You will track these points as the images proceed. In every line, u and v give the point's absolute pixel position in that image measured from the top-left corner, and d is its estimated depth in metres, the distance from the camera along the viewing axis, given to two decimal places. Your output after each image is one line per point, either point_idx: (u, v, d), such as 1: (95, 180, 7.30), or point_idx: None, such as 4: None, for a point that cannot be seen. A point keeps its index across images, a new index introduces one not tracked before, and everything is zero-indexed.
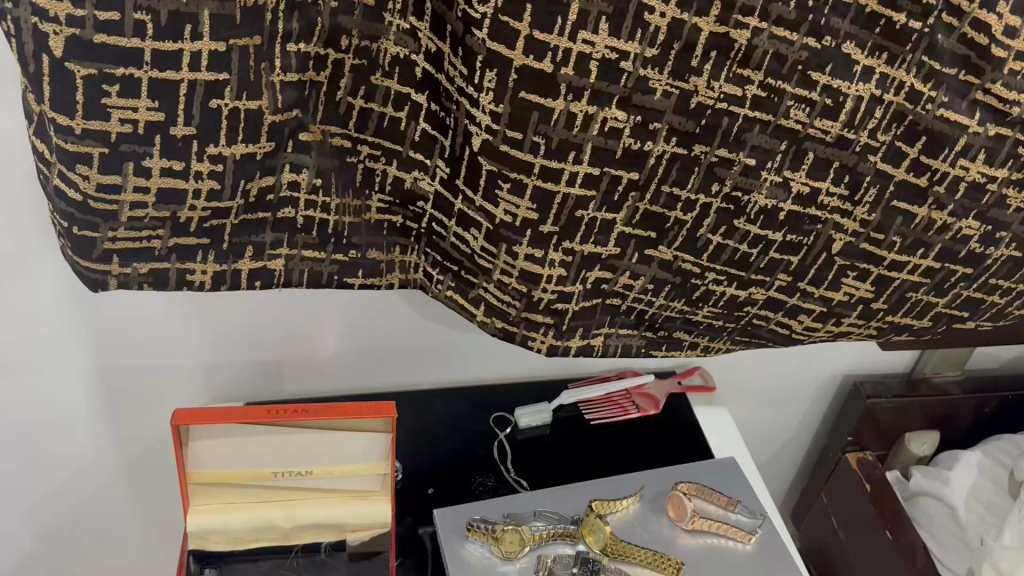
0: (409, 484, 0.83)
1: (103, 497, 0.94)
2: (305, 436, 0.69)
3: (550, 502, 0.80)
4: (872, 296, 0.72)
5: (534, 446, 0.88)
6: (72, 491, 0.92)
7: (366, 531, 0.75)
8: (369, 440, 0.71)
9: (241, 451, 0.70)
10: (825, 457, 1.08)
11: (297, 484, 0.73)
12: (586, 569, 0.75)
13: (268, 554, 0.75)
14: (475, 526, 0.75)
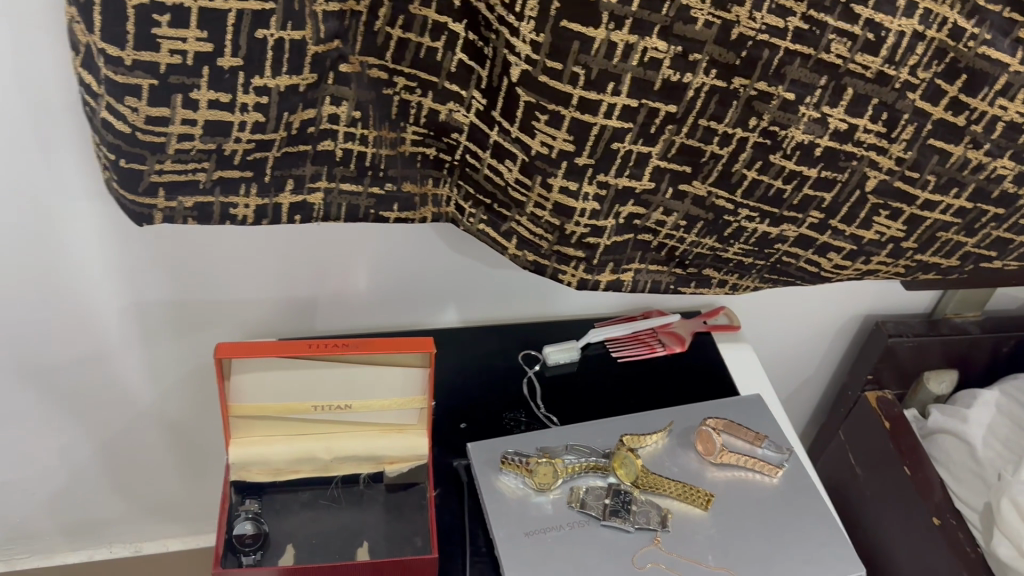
0: (442, 419, 0.84)
1: (136, 433, 0.96)
2: (344, 370, 0.71)
3: (581, 436, 0.82)
4: (903, 236, 0.73)
5: (562, 382, 0.89)
6: (106, 427, 0.94)
7: (403, 463, 0.77)
8: (408, 373, 0.72)
9: (284, 383, 0.71)
10: (846, 394, 1.11)
11: (335, 418, 0.74)
12: (618, 500, 0.76)
13: (307, 486, 0.77)
14: (510, 459, 0.78)
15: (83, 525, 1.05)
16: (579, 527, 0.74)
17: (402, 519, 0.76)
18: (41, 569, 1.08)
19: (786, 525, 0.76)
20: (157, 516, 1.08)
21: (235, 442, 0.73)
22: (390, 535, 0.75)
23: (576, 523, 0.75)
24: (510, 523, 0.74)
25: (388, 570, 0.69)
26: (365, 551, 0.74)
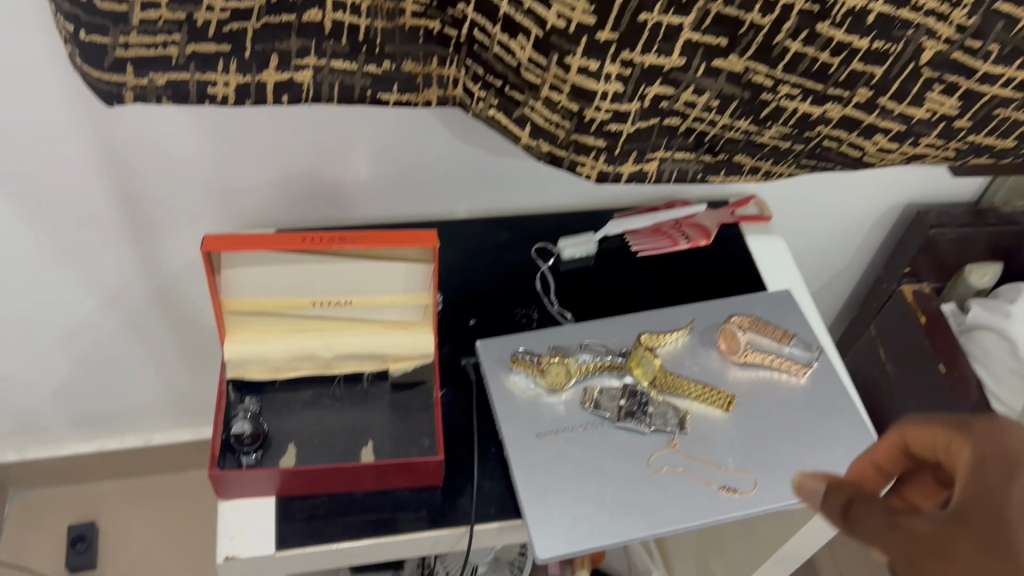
0: (451, 315, 0.80)
1: (134, 325, 0.93)
2: (344, 264, 0.67)
3: (597, 334, 0.77)
4: (956, 114, 0.65)
5: (578, 277, 0.84)
6: (103, 317, 0.91)
7: (408, 361, 0.73)
8: (410, 270, 0.68)
9: (279, 280, 0.67)
10: (880, 287, 1.06)
11: (336, 315, 0.71)
12: (634, 401, 0.72)
13: (309, 383, 0.73)
14: (520, 358, 0.74)
15: (91, 416, 1.04)
16: (593, 429, 0.71)
17: (409, 419, 0.72)
18: (52, 458, 1.07)
19: (813, 427, 0.72)
20: (165, 409, 1.07)
21: (230, 338, 0.70)
22: (396, 434, 0.72)
23: (590, 425, 0.72)
24: (521, 425, 0.71)
25: (393, 472, 0.67)
26: (370, 450, 0.70)
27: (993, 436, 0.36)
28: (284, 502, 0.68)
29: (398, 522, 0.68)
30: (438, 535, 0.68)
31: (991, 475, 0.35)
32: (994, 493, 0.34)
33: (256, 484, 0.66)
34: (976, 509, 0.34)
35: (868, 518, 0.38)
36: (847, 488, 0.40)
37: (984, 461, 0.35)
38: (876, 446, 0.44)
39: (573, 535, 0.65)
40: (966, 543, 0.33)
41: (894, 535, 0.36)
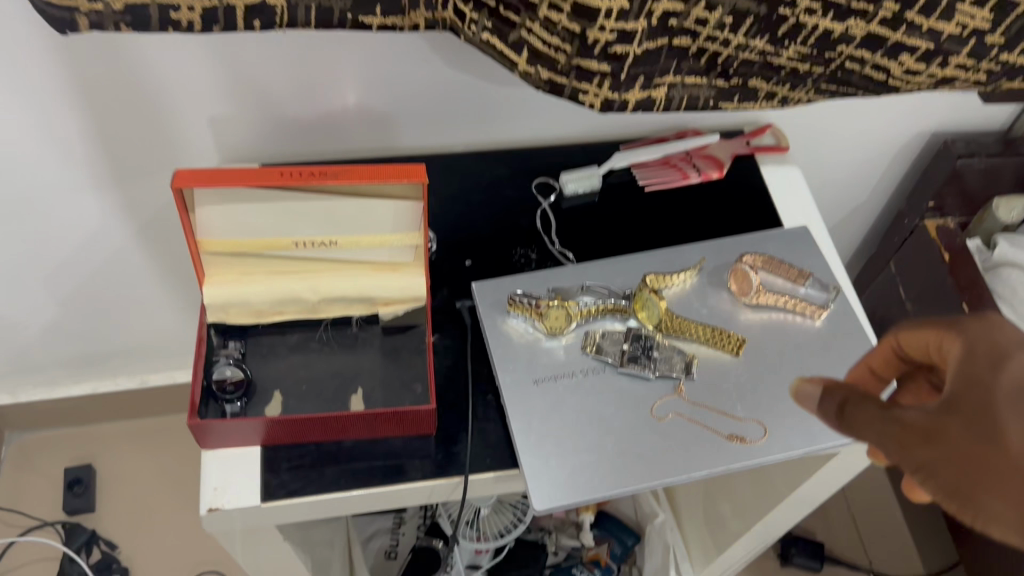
0: (445, 255, 0.76)
1: (120, 265, 0.90)
2: (326, 203, 0.62)
3: (599, 275, 0.73)
4: (988, 27, 0.58)
5: (581, 214, 0.79)
6: (87, 258, 0.88)
7: (399, 305, 0.69)
8: (398, 208, 0.63)
9: (258, 219, 0.63)
10: (901, 223, 1.01)
11: (321, 256, 0.66)
12: (638, 346, 0.68)
13: (295, 328, 0.70)
14: (516, 300, 0.69)
15: (82, 358, 1.01)
16: (593, 374, 0.68)
17: (400, 365, 0.69)
18: (46, 400, 1.05)
19: (830, 372, 0.68)
20: (159, 350, 1.04)
21: (209, 281, 0.66)
22: (387, 380, 0.68)
23: (590, 370, 0.68)
24: (518, 371, 0.68)
25: (383, 421, 0.63)
26: (359, 398, 0.67)
27: (988, 330, 0.36)
28: (269, 451, 0.65)
29: (389, 471, 0.65)
30: (431, 485, 0.64)
31: (986, 365, 0.34)
32: (989, 380, 0.34)
33: (240, 433, 0.63)
34: (973, 396, 0.33)
35: (856, 413, 0.36)
36: (841, 387, 0.39)
37: (977, 356, 0.35)
38: (875, 357, 0.45)
39: (572, 486, 0.62)
40: (963, 429, 0.33)
41: (885, 427, 0.35)
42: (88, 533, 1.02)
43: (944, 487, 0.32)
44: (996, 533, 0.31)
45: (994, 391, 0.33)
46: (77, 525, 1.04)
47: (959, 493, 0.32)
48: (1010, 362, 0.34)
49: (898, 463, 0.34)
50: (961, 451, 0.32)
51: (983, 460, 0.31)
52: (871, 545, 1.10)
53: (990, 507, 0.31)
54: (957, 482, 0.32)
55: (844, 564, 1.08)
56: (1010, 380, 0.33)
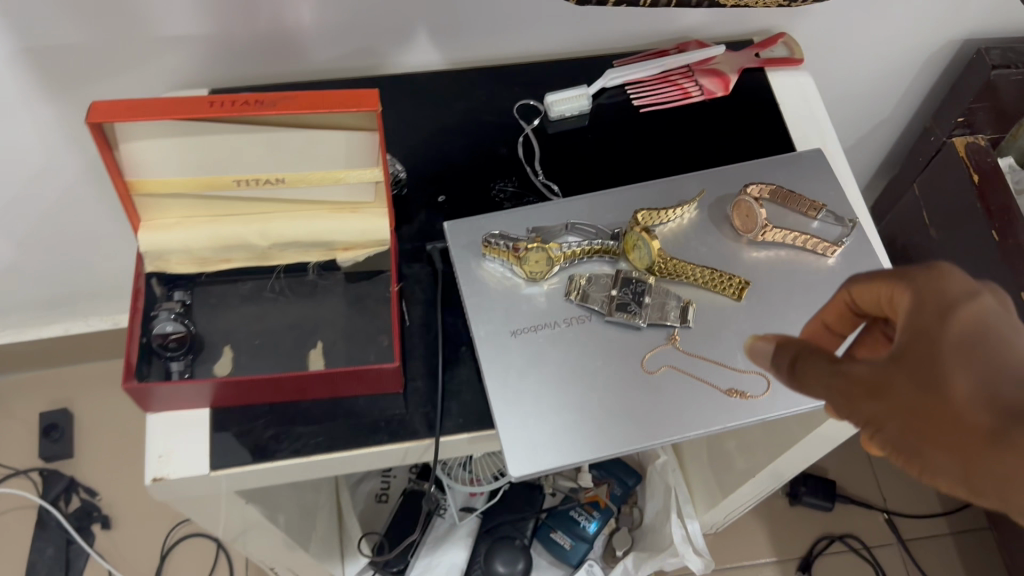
0: (415, 191, 0.69)
1: (75, 201, 0.82)
2: (270, 135, 0.54)
3: (586, 211, 0.65)
4: None
5: (568, 140, 0.71)
6: (35, 195, 0.80)
7: (360, 249, 0.62)
8: (352, 140, 0.55)
9: (194, 156, 0.55)
10: (926, 141, 0.91)
11: (269, 196, 0.59)
12: (628, 291, 0.61)
13: (248, 274, 0.63)
14: (491, 243, 0.62)
15: (47, 299, 0.95)
16: (577, 323, 0.61)
17: (364, 314, 0.62)
18: (14, 344, 1.00)
19: None
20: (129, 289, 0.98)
21: (145, 226, 0.59)
22: (350, 332, 0.61)
23: (574, 319, 0.61)
24: (494, 320, 0.61)
25: (342, 380, 0.57)
26: (319, 352, 0.61)
27: (932, 281, 0.39)
28: (222, 413, 0.59)
29: (353, 433, 0.59)
30: (399, 448, 0.59)
31: (927, 317, 0.37)
32: (931, 331, 0.36)
33: (185, 398, 0.57)
34: (914, 348, 0.36)
35: (809, 373, 0.40)
36: (794, 344, 0.43)
37: (926, 304, 0.38)
38: (830, 315, 0.48)
39: (553, 451, 0.56)
40: (902, 382, 0.36)
41: (835, 381, 0.39)
42: (66, 480, 0.99)
43: (891, 436, 0.36)
44: (934, 477, 0.35)
45: (932, 343, 0.36)
46: (55, 471, 1.00)
47: (903, 443, 0.36)
48: (948, 313, 0.36)
49: (847, 416, 0.38)
50: (902, 404, 0.36)
51: (920, 412, 0.35)
52: (885, 483, 1.05)
53: (927, 457, 0.35)
54: (900, 432, 0.36)
55: (856, 503, 1.03)
56: (949, 331, 0.36)
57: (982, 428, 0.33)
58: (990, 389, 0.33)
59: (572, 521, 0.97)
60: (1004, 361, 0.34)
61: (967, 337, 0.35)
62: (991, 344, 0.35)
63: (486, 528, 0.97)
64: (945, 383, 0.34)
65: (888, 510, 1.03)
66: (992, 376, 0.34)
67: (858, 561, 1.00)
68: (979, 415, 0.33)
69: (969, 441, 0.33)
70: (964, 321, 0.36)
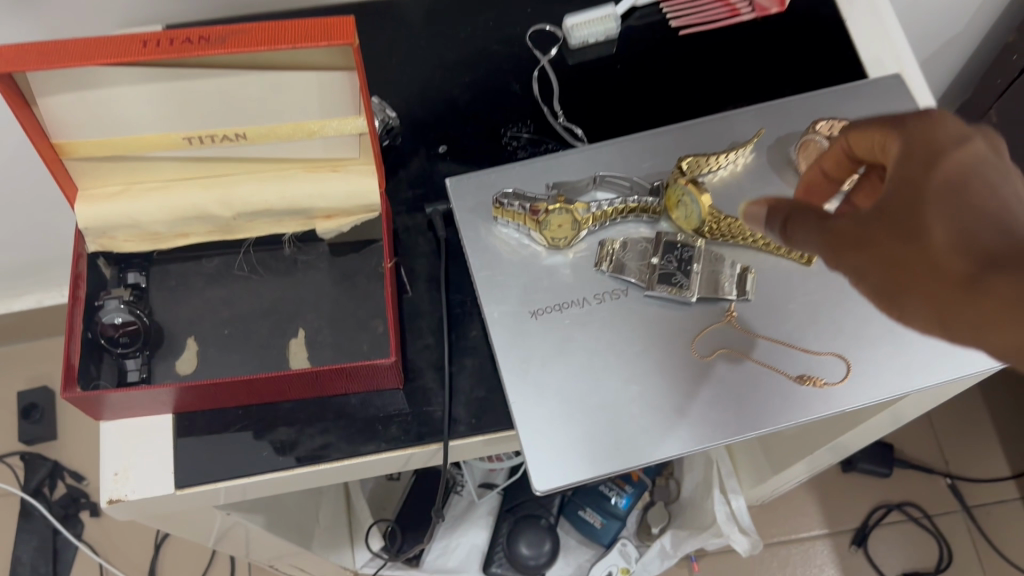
0: (412, 141, 0.58)
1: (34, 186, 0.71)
2: (223, 82, 0.43)
3: (617, 159, 0.54)
4: None
5: (594, 72, 0.59)
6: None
7: (344, 218, 0.51)
8: (326, 86, 0.44)
9: (128, 111, 0.44)
10: (1009, 58, 0.78)
11: (230, 156, 0.48)
12: (672, 258, 0.50)
13: (214, 250, 0.53)
14: (503, 205, 0.51)
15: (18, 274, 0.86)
16: (611, 300, 0.50)
17: (354, 294, 0.52)
18: None
19: None
20: None
21: (82, 198, 0.49)
22: (336, 317, 0.51)
23: (608, 294, 0.50)
24: (509, 299, 0.50)
25: (328, 380, 0.47)
26: (301, 343, 0.51)
27: (924, 130, 0.38)
28: (187, 418, 0.49)
29: (345, 438, 0.49)
30: (401, 454, 0.49)
31: (914, 164, 0.37)
32: (917, 180, 0.36)
33: (144, 404, 0.47)
34: (899, 200, 0.36)
35: (796, 229, 0.41)
36: (785, 205, 0.42)
37: (913, 155, 0.37)
38: (829, 160, 0.46)
39: (588, 459, 0.46)
40: (885, 228, 0.36)
41: (821, 234, 0.39)
42: (50, 465, 0.92)
43: (873, 284, 0.37)
44: (912, 322, 0.36)
45: (916, 190, 0.36)
46: (36, 455, 0.92)
47: (881, 289, 0.37)
48: (934, 160, 0.36)
49: (834, 268, 0.39)
50: (883, 252, 0.36)
51: (900, 262, 0.35)
52: (946, 444, 0.95)
53: (905, 303, 0.36)
54: (880, 279, 0.36)
55: (914, 467, 0.93)
56: (934, 177, 0.35)
57: (957, 273, 0.33)
58: (966, 234, 0.33)
59: (602, 496, 0.88)
60: (982, 200, 0.33)
61: (950, 184, 0.34)
62: (970, 184, 0.34)
63: (507, 507, 0.87)
64: (926, 231, 0.34)
65: (951, 475, 0.93)
66: (971, 224, 0.33)
67: (916, 531, 0.91)
68: (955, 260, 0.33)
69: (946, 284, 0.33)
70: (949, 168, 0.35)
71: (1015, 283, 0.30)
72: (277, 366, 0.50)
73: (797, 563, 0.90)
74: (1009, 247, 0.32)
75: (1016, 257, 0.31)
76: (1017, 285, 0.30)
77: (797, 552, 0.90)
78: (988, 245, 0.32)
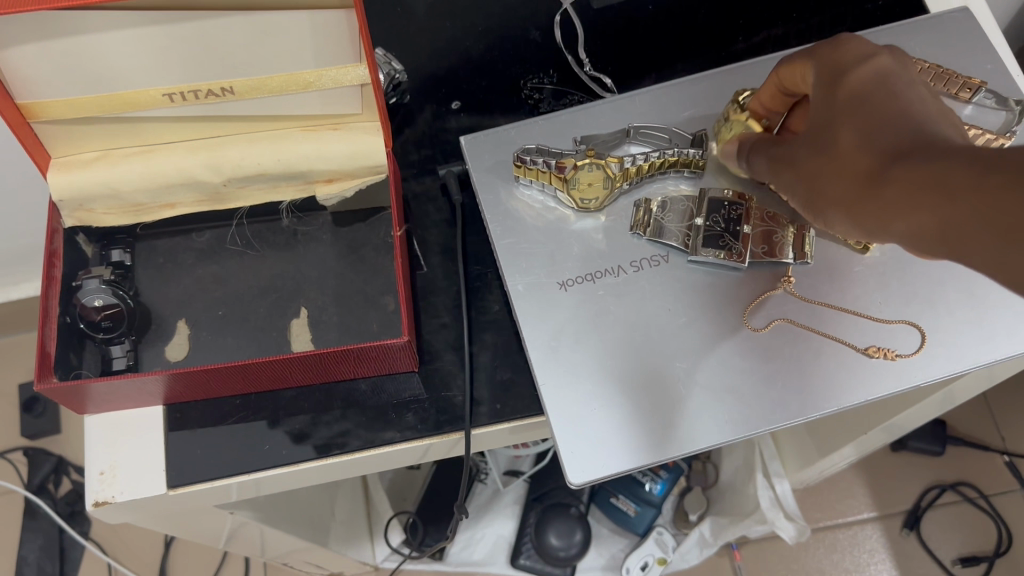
0: (421, 97, 0.52)
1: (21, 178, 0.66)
2: (202, 27, 0.37)
3: (651, 109, 0.48)
4: None
5: (622, 16, 0.53)
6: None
7: (347, 181, 0.46)
8: (320, 28, 0.38)
9: (92, 65, 0.39)
10: None
11: (216, 116, 0.43)
12: (717, 217, 0.44)
13: (204, 222, 0.48)
14: (526, 163, 0.45)
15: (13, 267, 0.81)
16: (650, 267, 0.44)
17: (361, 268, 0.47)
18: None
19: None
20: None
21: (55, 168, 0.43)
22: (342, 293, 0.46)
23: (647, 261, 0.45)
24: (535, 268, 0.45)
25: (334, 364, 0.42)
26: (304, 324, 0.46)
27: (833, 51, 0.36)
28: (179, 410, 0.44)
29: (356, 428, 0.44)
30: (419, 445, 0.44)
31: (824, 87, 0.35)
32: (830, 97, 0.34)
33: (130, 396, 0.42)
34: (817, 118, 0.34)
35: (761, 161, 0.40)
36: (748, 147, 0.42)
37: (825, 75, 0.35)
38: (764, 92, 0.41)
39: (627, 446, 0.40)
40: (809, 149, 0.35)
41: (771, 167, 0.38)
42: (54, 461, 0.88)
43: (809, 202, 0.35)
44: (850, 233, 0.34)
45: (829, 108, 0.34)
46: (40, 450, 0.89)
47: (818, 208, 0.35)
48: (842, 79, 0.34)
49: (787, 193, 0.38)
50: (810, 170, 0.34)
51: (820, 177, 0.34)
52: (1002, 419, 0.89)
53: (836, 218, 0.34)
54: (814, 195, 0.35)
55: (969, 445, 0.87)
56: (843, 95, 0.33)
57: (863, 173, 0.31)
58: (873, 135, 0.31)
59: (635, 482, 0.83)
60: (888, 103, 0.31)
61: (856, 97, 0.33)
62: (876, 91, 0.32)
63: (535, 496, 0.82)
64: (838, 141, 0.32)
65: (1008, 452, 0.87)
66: (873, 127, 0.31)
67: (972, 512, 0.85)
68: (862, 162, 0.31)
69: (856, 187, 0.31)
70: (852, 83, 0.33)
71: (912, 170, 0.28)
72: (278, 350, 0.45)
73: (844, 549, 0.84)
74: (908, 142, 0.29)
75: (915, 148, 0.29)
76: (912, 171, 0.28)
77: (845, 537, 0.85)
78: (890, 142, 0.30)
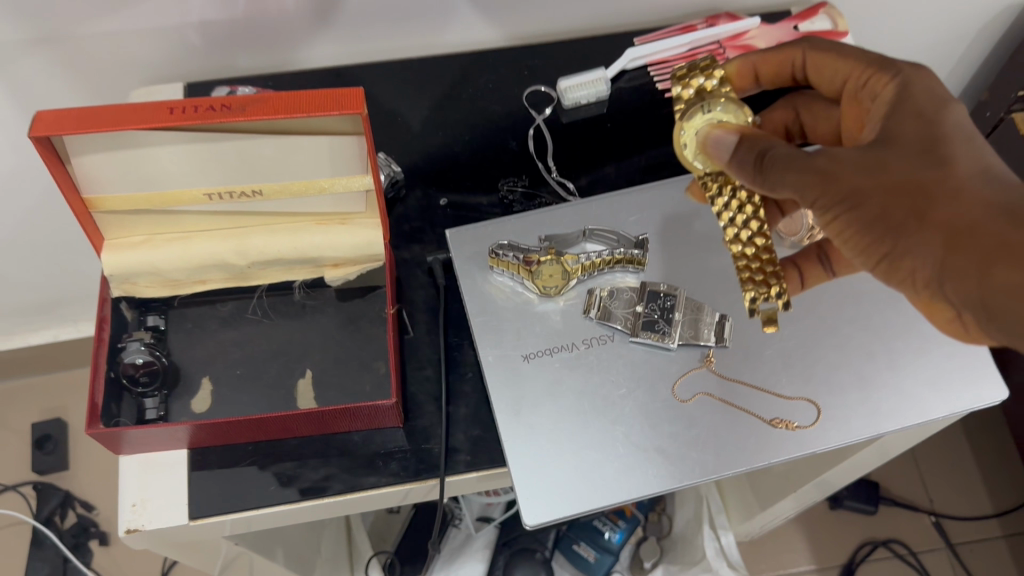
0: (414, 193, 0.62)
1: (60, 240, 0.76)
2: (237, 144, 0.47)
3: (605, 213, 0.58)
4: None
5: (586, 131, 0.63)
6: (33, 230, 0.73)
7: (351, 265, 0.55)
8: (335, 147, 0.47)
9: (150, 170, 0.48)
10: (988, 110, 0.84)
11: (245, 209, 0.52)
12: (654, 306, 0.54)
13: (228, 295, 0.57)
14: (499, 256, 0.55)
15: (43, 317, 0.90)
16: (599, 345, 0.54)
17: (357, 338, 0.56)
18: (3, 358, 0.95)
19: (896, 334, 0.53)
20: None
21: (105, 248, 0.52)
22: (342, 358, 0.55)
23: (596, 339, 0.54)
24: (503, 343, 0.54)
25: (333, 419, 0.50)
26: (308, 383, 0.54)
27: (919, 83, 0.46)
28: (200, 453, 0.53)
29: (348, 473, 0.53)
30: (400, 489, 0.52)
31: (926, 109, 0.44)
32: (930, 119, 0.43)
33: (161, 441, 0.51)
34: (919, 132, 0.43)
35: (779, 164, 0.43)
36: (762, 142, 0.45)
37: (920, 103, 0.45)
38: (767, 65, 0.54)
39: (574, 493, 0.48)
40: (906, 158, 0.42)
41: (812, 163, 0.42)
42: (61, 495, 0.96)
43: (869, 210, 0.41)
44: (909, 250, 0.40)
45: (932, 129, 0.43)
46: (48, 485, 0.96)
47: (883, 215, 0.41)
48: (945, 114, 0.44)
49: (820, 196, 0.42)
50: (896, 181, 0.41)
51: (914, 185, 0.41)
52: (931, 482, 0.98)
53: (910, 233, 0.40)
54: (883, 203, 0.41)
55: (899, 505, 0.96)
56: (949, 124, 0.43)
57: (981, 196, 0.39)
58: (991, 173, 0.40)
59: (596, 531, 0.91)
60: (998, 165, 0.41)
61: (965, 132, 0.43)
62: (981, 148, 0.42)
63: (503, 541, 0.90)
64: (950, 163, 0.41)
65: (935, 513, 0.96)
66: (987, 168, 0.41)
67: (902, 567, 0.93)
68: (981, 190, 0.39)
69: (968, 207, 0.39)
70: (951, 124, 0.43)
71: None
72: (285, 405, 0.54)
73: None
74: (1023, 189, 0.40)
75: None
76: None
77: None
78: (1003, 185, 0.40)
